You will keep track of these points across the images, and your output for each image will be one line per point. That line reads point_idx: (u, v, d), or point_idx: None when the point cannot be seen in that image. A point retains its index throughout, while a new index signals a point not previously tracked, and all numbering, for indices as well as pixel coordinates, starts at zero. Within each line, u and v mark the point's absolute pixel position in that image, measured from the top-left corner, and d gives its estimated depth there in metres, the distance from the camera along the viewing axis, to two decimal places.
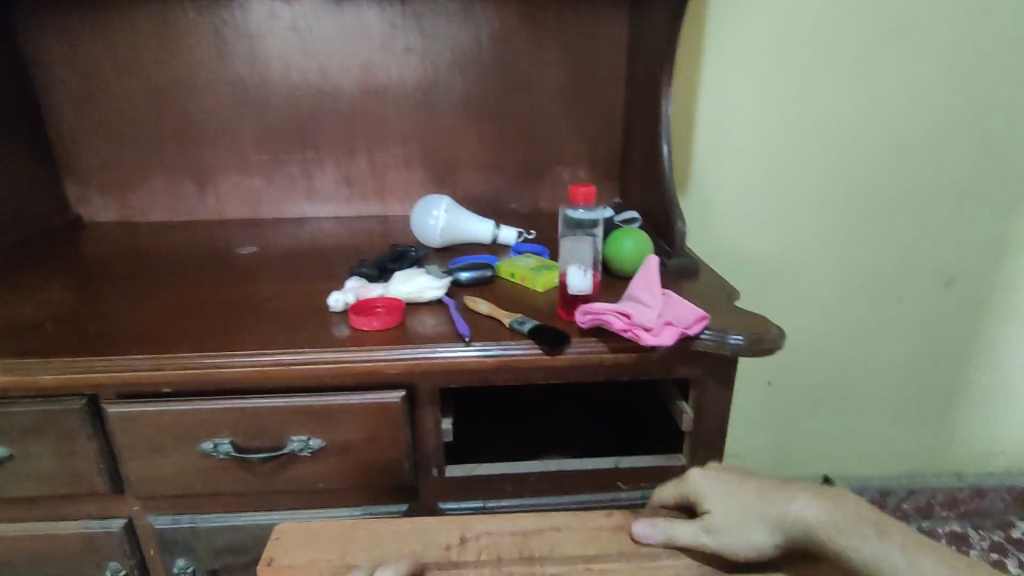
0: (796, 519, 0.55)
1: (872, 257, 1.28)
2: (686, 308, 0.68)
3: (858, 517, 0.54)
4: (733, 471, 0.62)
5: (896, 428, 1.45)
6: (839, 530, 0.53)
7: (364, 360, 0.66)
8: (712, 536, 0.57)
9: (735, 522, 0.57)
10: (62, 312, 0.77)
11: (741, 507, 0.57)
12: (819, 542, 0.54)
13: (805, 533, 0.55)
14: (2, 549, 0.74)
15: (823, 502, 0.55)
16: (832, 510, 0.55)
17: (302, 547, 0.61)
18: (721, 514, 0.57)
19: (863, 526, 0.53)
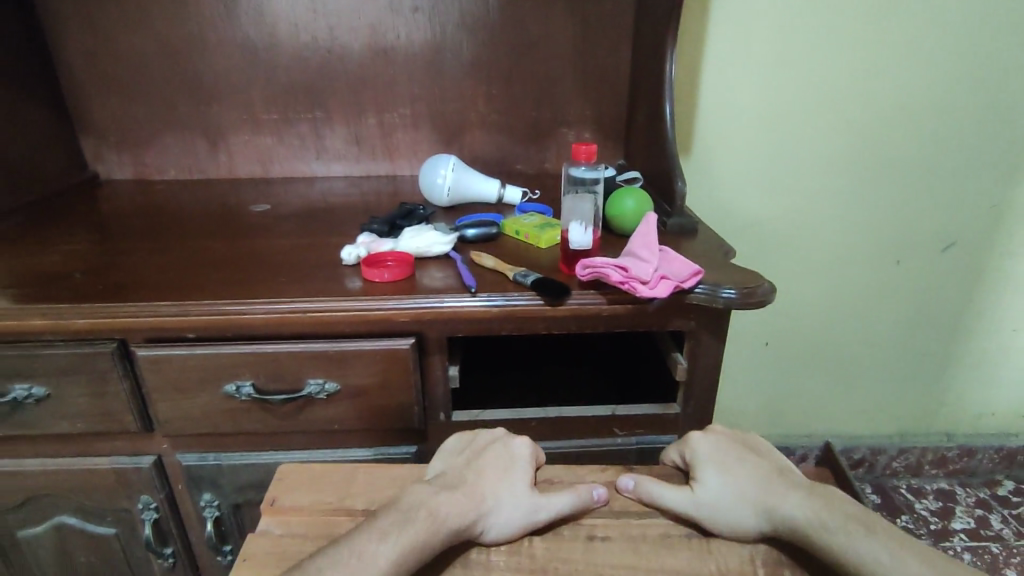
0: (781, 507, 0.57)
1: (872, 221, 1.30)
2: (682, 263, 0.71)
3: (850, 518, 0.54)
4: (740, 451, 0.64)
5: (889, 389, 1.50)
6: (821, 526, 0.54)
7: (376, 308, 0.70)
8: (695, 502, 0.61)
9: (721, 493, 0.60)
10: (89, 263, 0.82)
11: (734, 487, 0.60)
12: (803, 536, 0.55)
13: (791, 526, 0.56)
14: (40, 480, 0.80)
15: (812, 499, 0.57)
16: (820, 507, 0.56)
17: (303, 492, 0.66)
18: (710, 480, 0.61)
19: (850, 525, 0.54)
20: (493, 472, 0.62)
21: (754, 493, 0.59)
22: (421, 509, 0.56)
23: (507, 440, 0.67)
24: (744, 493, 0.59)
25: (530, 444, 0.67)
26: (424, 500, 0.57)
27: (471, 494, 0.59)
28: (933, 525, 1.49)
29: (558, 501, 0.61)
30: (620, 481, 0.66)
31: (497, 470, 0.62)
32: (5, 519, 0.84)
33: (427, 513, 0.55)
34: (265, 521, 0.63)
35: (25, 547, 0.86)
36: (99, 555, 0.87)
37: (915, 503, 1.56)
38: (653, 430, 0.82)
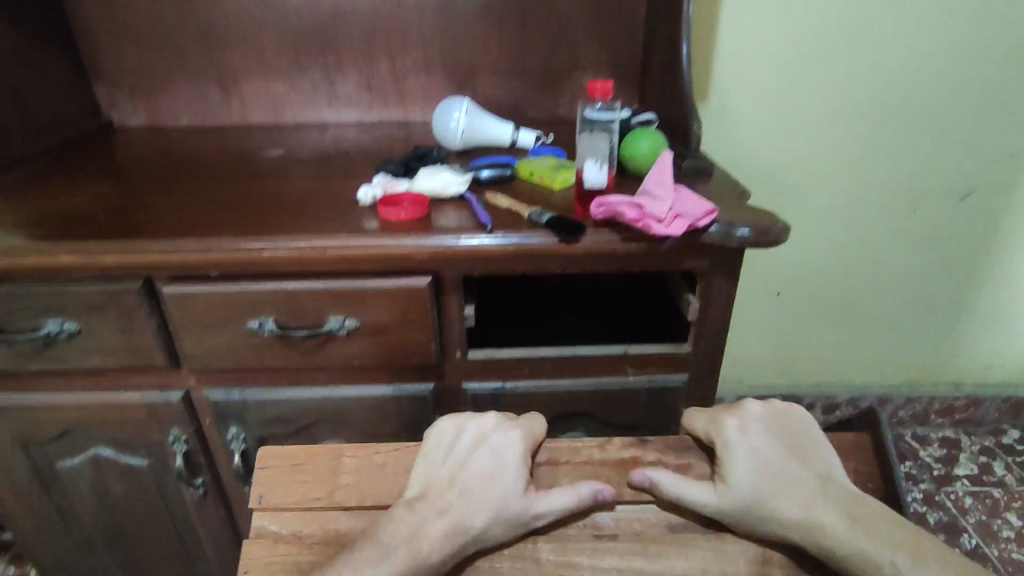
0: (820, 527, 0.59)
1: (890, 169, 1.29)
2: (697, 203, 0.72)
3: (896, 547, 0.58)
4: (775, 453, 0.65)
5: (899, 338, 1.50)
6: (864, 555, 0.57)
7: (393, 246, 0.71)
8: (726, 507, 0.62)
9: (756, 501, 0.61)
10: (111, 204, 0.83)
11: (772, 498, 0.61)
12: (837, 557, 0.58)
13: (825, 546, 0.59)
14: (77, 414, 0.84)
15: (854, 524, 0.59)
16: (864, 535, 0.58)
17: (289, 485, 0.70)
18: (748, 483, 0.62)
19: (896, 556, 0.57)
20: (479, 486, 0.63)
21: (792, 509, 0.60)
22: (401, 543, 0.59)
23: (498, 441, 0.67)
24: (783, 508, 0.60)
25: (521, 442, 0.67)
26: (405, 532, 0.60)
27: (455, 519, 0.60)
28: (937, 471, 1.53)
29: (546, 507, 0.62)
30: (643, 474, 0.66)
31: (483, 484, 0.63)
32: (45, 449, 0.88)
33: (408, 547, 0.59)
34: (259, 519, 0.68)
35: (65, 477, 0.91)
36: (134, 486, 0.92)
37: (921, 450, 1.58)
38: (665, 369, 0.83)
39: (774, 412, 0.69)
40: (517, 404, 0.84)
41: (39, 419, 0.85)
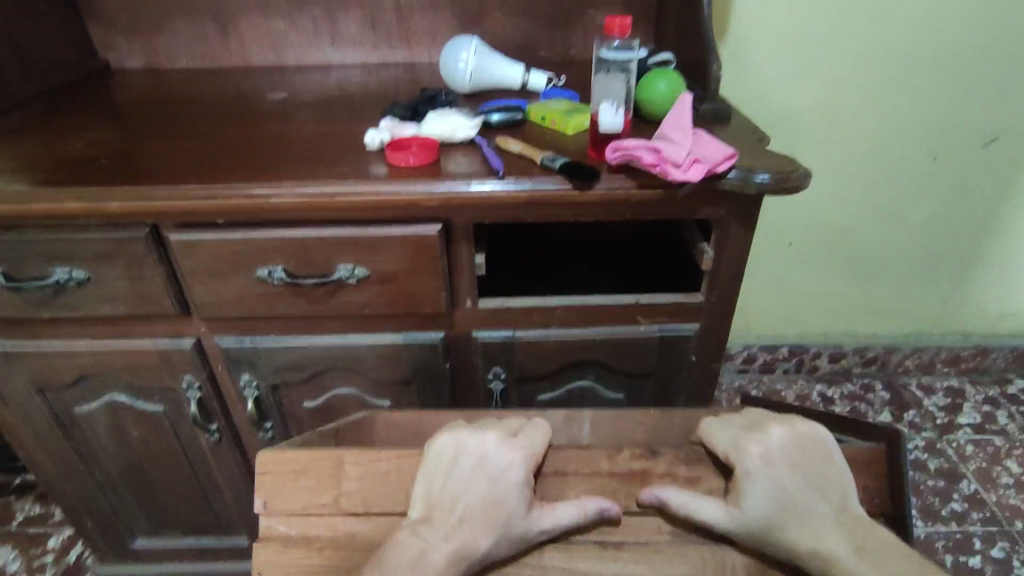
0: (828, 565, 0.56)
1: (915, 112, 1.24)
2: (716, 147, 0.69)
3: None
4: (791, 482, 0.59)
5: (910, 289, 1.49)
6: None
7: (402, 193, 0.70)
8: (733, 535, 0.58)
9: (764, 533, 0.57)
10: (113, 148, 0.81)
11: (780, 531, 0.57)
12: None
13: None
14: (90, 360, 0.85)
15: (865, 563, 0.56)
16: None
17: (293, 492, 0.64)
18: (758, 515, 0.58)
19: None
20: (478, 511, 0.59)
21: (800, 543, 0.57)
22: (408, 571, 0.56)
23: (497, 461, 0.61)
24: (790, 541, 0.57)
25: (523, 463, 0.61)
26: (410, 558, 0.57)
27: (461, 545, 0.57)
28: (939, 420, 1.53)
29: (552, 523, 0.59)
30: (654, 494, 0.61)
31: (484, 509, 0.59)
32: (61, 395, 0.90)
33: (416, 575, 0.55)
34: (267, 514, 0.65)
35: (84, 422, 0.93)
36: (150, 430, 0.93)
37: (925, 399, 1.58)
38: (677, 318, 0.83)
39: (805, 436, 0.62)
40: (528, 353, 0.84)
41: (54, 365, 0.85)
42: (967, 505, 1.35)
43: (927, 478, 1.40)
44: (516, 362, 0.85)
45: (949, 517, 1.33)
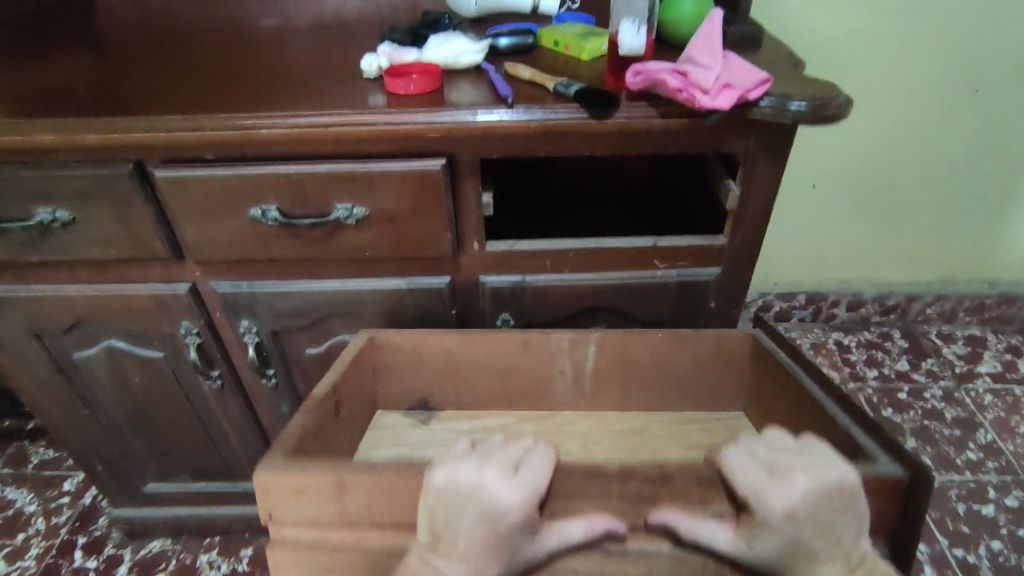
0: None
1: (953, 38, 1.16)
2: (749, 71, 0.62)
3: None
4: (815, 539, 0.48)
5: (938, 233, 1.42)
6: None
7: (402, 123, 0.64)
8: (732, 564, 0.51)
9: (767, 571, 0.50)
10: (93, 78, 0.75)
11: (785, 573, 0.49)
12: None
13: None
14: (83, 305, 0.82)
15: None
16: None
17: (297, 503, 0.55)
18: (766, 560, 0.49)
19: None
20: (475, 549, 0.50)
21: None
22: None
23: (481, 504, 0.50)
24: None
25: (527, 507, 0.49)
26: None
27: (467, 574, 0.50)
28: (959, 367, 1.48)
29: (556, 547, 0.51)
30: (665, 520, 0.50)
31: (484, 549, 0.49)
32: (59, 340, 0.87)
33: None
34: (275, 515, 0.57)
35: (84, 368, 0.91)
36: (151, 377, 0.91)
37: (943, 347, 1.53)
38: (696, 262, 0.78)
39: (839, 491, 0.48)
40: (537, 299, 0.80)
41: (48, 310, 0.82)
42: (983, 454, 1.28)
43: (942, 427, 1.34)
44: (525, 309, 0.81)
45: (963, 467, 1.26)
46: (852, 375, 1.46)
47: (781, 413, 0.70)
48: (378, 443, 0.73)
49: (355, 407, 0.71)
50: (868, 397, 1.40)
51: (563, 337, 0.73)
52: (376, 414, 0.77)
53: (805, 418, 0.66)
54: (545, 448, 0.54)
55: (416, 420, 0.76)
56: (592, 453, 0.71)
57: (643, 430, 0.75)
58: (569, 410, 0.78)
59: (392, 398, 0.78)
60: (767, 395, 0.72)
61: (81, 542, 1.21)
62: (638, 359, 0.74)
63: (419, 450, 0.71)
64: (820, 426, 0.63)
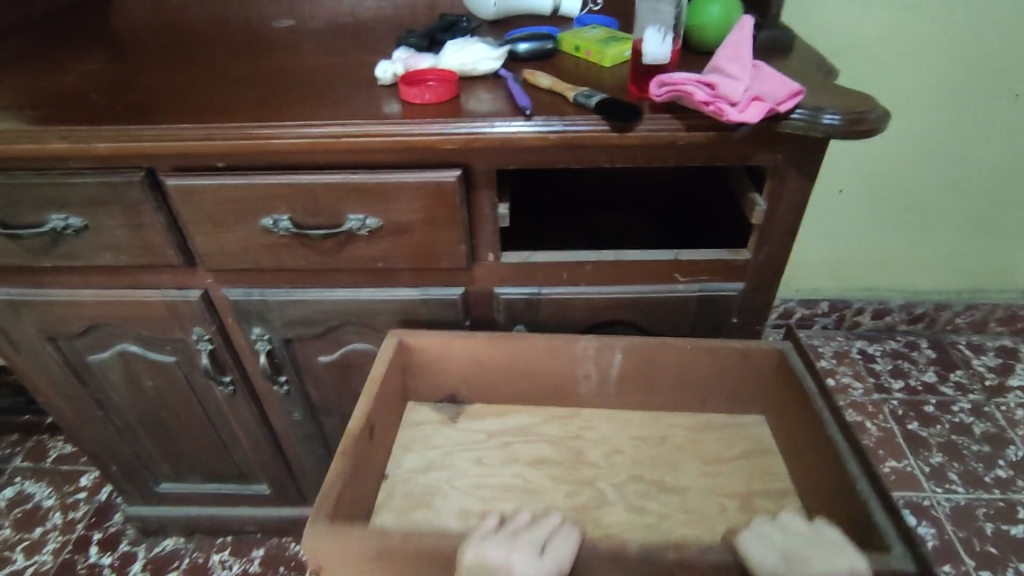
0: None
1: (995, 40, 1.11)
2: (779, 82, 0.59)
3: None
4: None
5: (970, 241, 1.37)
6: None
7: (416, 133, 0.62)
8: None
9: None
10: (106, 83, 0.74)
11: None
12: None
13: None
14: (96, 311, 0.81)
15: None
16: None
17: (342, 560, 0.54)
18: None
19: None
20: None
21: None
22: None
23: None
24: None
25: None
26: None
27: None
28: (989, 380, 1.42)
29: None
30: None
31: None
32: (72, 342, 0.87)
33: None
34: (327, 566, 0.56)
35: (97, 370, 0.91)
36: (164, 380, 0.91)
37: (973, 358, 1.47)
38: (719, 276, 0.75)
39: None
40: (554, 312, 0.78)
41: (62, 314, 0.82)
42: (1013, 472, 1.23)
43: (970, 442, 1.29)
44: (541, 321, 0.79)
45: (993, 485, 1.21)
46: (877, 387, 1.41)
47: (803, 446, 0.66)
48: (410, 443, 0.72)
49: (387, 421, 0.70)
50: (893, 410, 1.36)
51: (588, 344, 0.72)
52: (405, 408, 0.76)
53: (824, 459, 0.62)
54: (571, 529, 0.54)
55: (444, 416, 0.75)
56: (614, 465, 0.69)
57: (666, 439, 0.72)
58: (590, 409, 0.77)
59: (419, 393, 0.76)
60: (791, 425, 0.69)
61: (97, 538, 1.22)
62: (663, 368, 0.72)
63: (448, 454, 0.70)
64: (837, 479, 0.59)
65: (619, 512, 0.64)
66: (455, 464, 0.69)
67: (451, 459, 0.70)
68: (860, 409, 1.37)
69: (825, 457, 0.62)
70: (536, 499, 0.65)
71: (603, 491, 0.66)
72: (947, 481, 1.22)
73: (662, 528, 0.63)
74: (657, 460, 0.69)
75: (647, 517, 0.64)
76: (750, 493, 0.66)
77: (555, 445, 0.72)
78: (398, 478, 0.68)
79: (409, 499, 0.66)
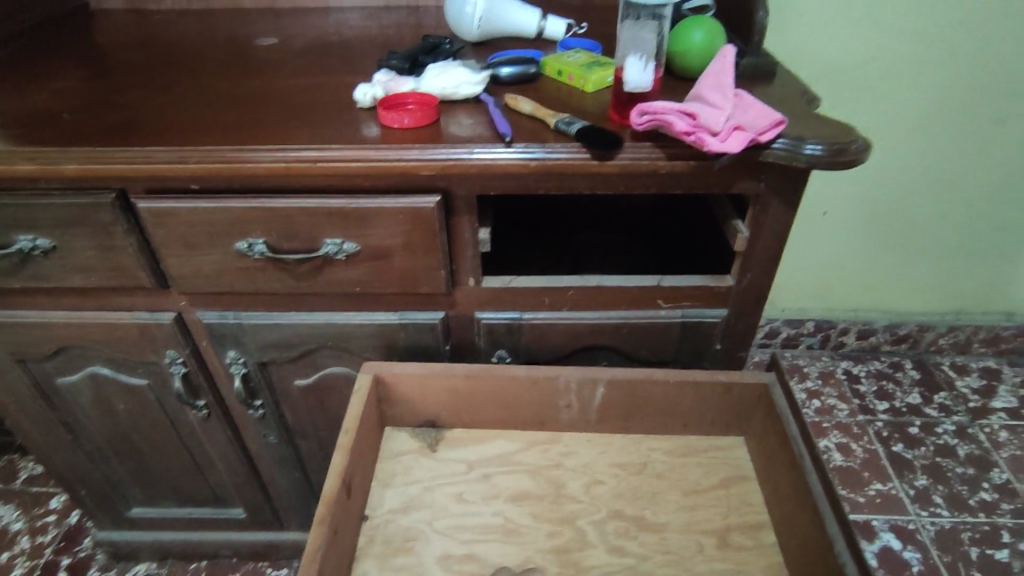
0: None
1: (975, 69, 1.13)
2: (762, 111, 0.59)
3: None
4: None
5: (954, 263, 1.38)
6: None
7: (395, 159, 0.61)
8: None
9: None
10: (82, 102, 0.73)
11: None
12: None
13: None
14: (66, 333, 0.79)
15: None
16: None
17: None
18: None
19: None
20: None
21: None
22: None
23: None
24: None
25: None
26: None
27: None
28: (973, 402, 1.42)
29: None
30: None
31: None
32: (41, 364, 0.84)
33: None
34: None
35: (67, 393, 0.88)
36: (136, 404, 0.88)
37: (957, 380, 1.47)
38: (702, 302, 0.74)
39: None
40: (535, 338, 0.76)
41: (30, 335, 0.80)
42: (998, 495, 1.23)
43: (954, 464, 1.29)
44: (522, 347, 0.78)
45: (978, 508, 1.21)
46: (862, 408, 1.41)
47: (781, 481, 0.65)
48: (389, 479, 0.70)
49: (364, 465, 0.68)
50: (878, 431, 1.36)
51: (570, 377, 0.70)
52: (383, 437, 0.74)
53: (801, 500, 0.61)
54: None
55: (423, 445, 0.73)
56: (595, 498, 0.68)
57: (647, 467, 0.71)
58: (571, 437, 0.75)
59: (398, 420, 0.74)
60: (772, 457, 0.68)
61: (65, 563, 1.18)
62: (646, 399, 0.71)
63: (429, 490, 0.69)
64: (814, 522, 0.59)
65: (599, 554, 0.64)
66: (435, 501, 0.68)
67: (431, 497, 0.68)
68: (845, 430, 1.36)
69: (801, 496, 0.61)
70: (518, 542, 0.65)
71: (583, 531, 0.66)
72: (932, 504, 1.22)
73: (641, 569, 0.63)
74: (638, 493, 0.68)
75: (626, 557, 0.63)
76: (728, 528, 0.65)
77: (535, 477, 0.70)
78: (379, 520, 0.66)
79: (390, 545, 0.65)
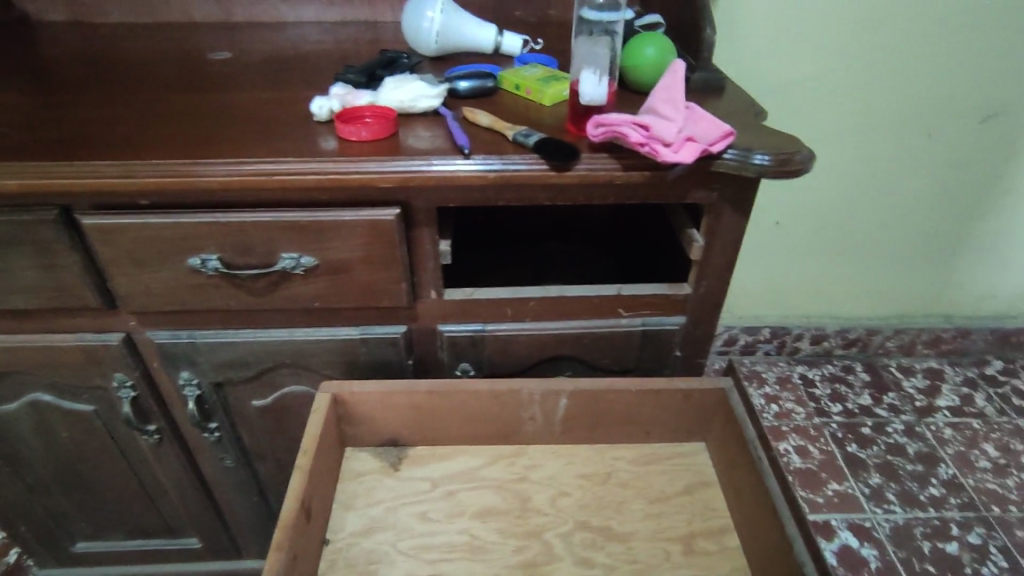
0: None
1: (910, 86, 1.19)
2: (712, 123, 0.61)
3: None
4: None
5: (896, 270, 1.44)
6: None
7: (352, 172, 0.60)
8: None
9: None
10: (22, 117, 0.70)
11: None
12: None
13: None
14: (5, 358, 0.75)
15: None
16: None
17: None
18: None
19: None
20: None
21: None
22: None
23: None
24: None
25: None
26: None
27: None
28: (919, 402, 1.48)
29: None
30: None
31: None
32: None
33: None
34: None
35: (6, 423, 0.83)
36: (82, 431, 0.84)
37: (903, 380, 1.54)
38: (661, 310, 0.76)
39: None
40: (498, 349, 0.76)
41: None
42: (945, 491, 1.29)
43: (904, 462, 1.34)
44: (485, 359, 0.77)
45: (927, 503, 1.26)
46: (817, 411, 1.45)
47: (741, 483, 0.67)
48: (351, 500, 0.68)
49: (324, 486, 0.66)
50: (833, 433, 1.40)
51: (534, 389, 0.70)
52: (345, 456, 0.73)
53: (759, 502, 0.63)
54: None
55: (385, 464, 0.72)
56: (561, 510, 0.68)
57: (613, 476, 0.72)
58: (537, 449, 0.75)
59: (360, 438, 0.73)
60: (732, 461, 0.69)
61: None
62: (609, 407, 0.72)
63: (392, 509, 0.68)
64: (774, 525, 0.60)
65: (567, 566, 0.64)
66: (399, 521, 0.67)
67: (395, 516, 0.67)
68: (802, 434, 1.40)
69: (759, 498, 0.63)
70: (485, 559, 0.64)
71: (550, 544, 0.65)
72: (886, 502, 1.26)
73: None
74: (603, 502, 0.69)
75: (594, 568, 0.63)
76: (693, 534, 0.66)
77: (500, 491, 0.70)
78: (341, 543, 0.65)
79: (354, 569, 0.63)
